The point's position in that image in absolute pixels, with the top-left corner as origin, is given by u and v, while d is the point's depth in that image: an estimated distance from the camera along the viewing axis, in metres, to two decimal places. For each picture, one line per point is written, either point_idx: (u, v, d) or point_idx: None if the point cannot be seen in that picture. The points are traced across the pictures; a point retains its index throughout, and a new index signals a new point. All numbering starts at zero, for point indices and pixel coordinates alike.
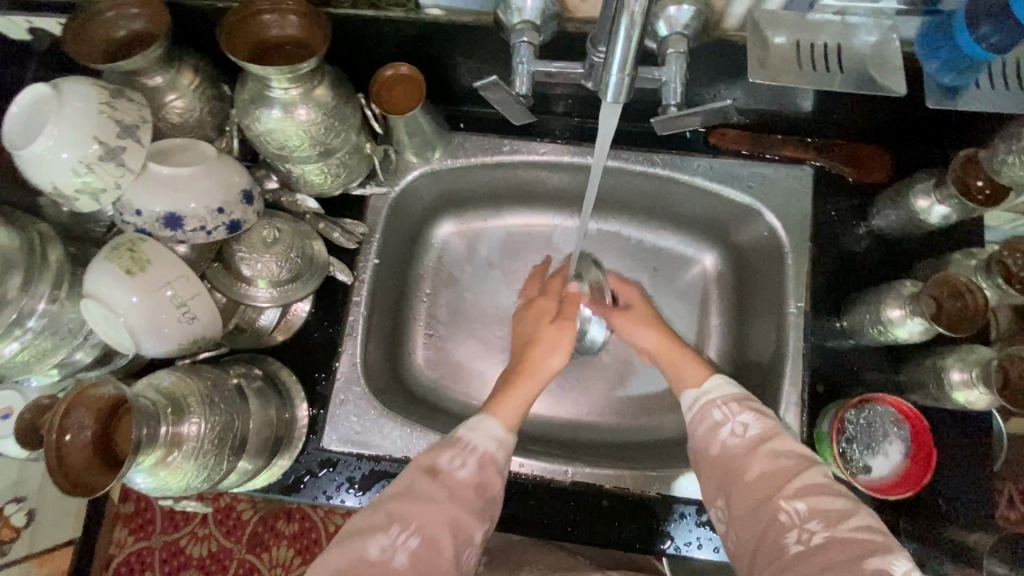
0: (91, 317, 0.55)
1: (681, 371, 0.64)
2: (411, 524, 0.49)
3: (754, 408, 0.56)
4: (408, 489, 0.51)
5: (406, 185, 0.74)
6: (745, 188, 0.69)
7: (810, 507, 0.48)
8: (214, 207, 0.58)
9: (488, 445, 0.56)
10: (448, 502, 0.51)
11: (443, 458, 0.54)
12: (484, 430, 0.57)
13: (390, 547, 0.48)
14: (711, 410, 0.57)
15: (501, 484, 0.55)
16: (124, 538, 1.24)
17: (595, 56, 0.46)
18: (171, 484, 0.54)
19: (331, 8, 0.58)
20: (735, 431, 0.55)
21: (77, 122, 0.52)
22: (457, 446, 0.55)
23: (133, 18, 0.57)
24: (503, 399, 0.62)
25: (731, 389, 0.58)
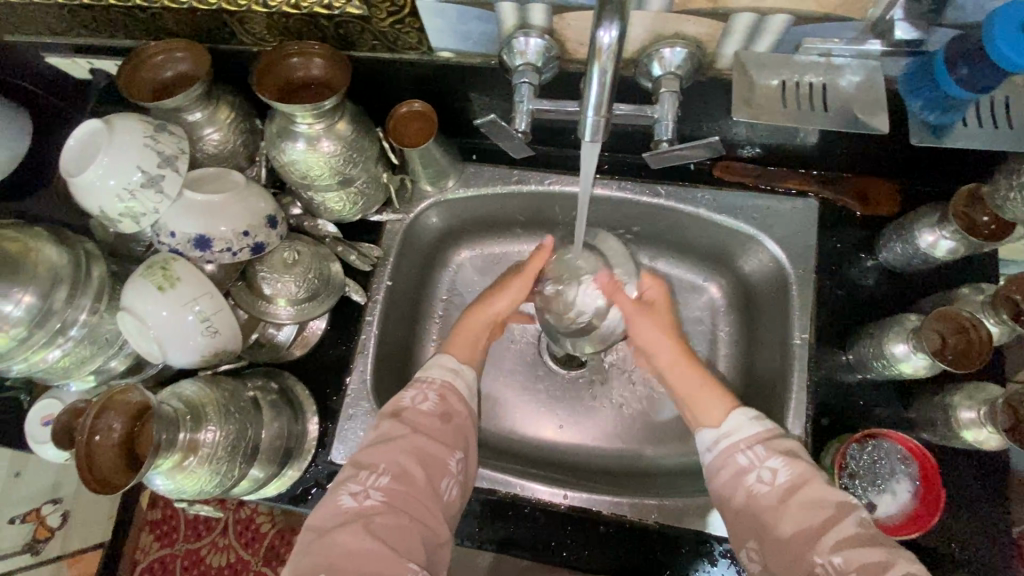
0: (125, 329, 0.60)
1: (701, 405, 0.61)
2: (380, 465, 0.54)
3: (783, 451, 0.53)
4: (378, 435, 0.57)
5: (420, 212, 0.78)
6: (749, 220, 0.69)
7: (848, 560, 0.44)
8: (240, 230, 0.63)
9: (446, 375, 0.64)
10: (412, 433, 0.57)
11: (406, 398, 0.61)
12: (441, 365, 0.65)
13: (363, 490, 0.52)
14: (736, 456, 0.54)
15: (466, 409, 0.62)
16: (149, 544, 1.29)
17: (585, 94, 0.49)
18: (186, 487, 0.58)
19: (353, 52, 0.64)
20: (763, 478, 0.52)
21: (124, 153, 0.58)
22: (418, 386, 0.62)
23: (179, 60, 0.64)
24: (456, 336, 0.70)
25: (754, 431, 0.55)
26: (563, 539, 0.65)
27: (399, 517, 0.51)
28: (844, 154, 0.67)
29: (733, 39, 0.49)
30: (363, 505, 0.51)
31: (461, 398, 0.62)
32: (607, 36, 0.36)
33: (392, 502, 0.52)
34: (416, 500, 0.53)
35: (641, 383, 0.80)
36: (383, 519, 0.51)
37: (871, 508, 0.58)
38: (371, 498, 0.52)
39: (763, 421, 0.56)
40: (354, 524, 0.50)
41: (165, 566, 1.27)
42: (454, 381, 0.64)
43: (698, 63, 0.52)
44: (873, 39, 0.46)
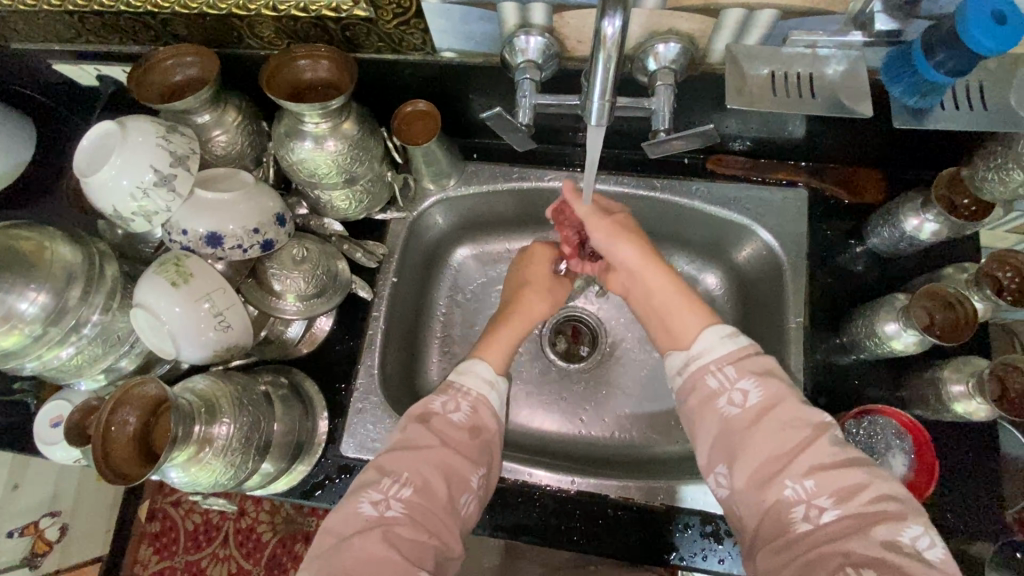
0: (138, 324, 0.61)
1: (675, 322, 0.61)
2: (404, 473, 0.54)
3: (754, 372, 0.53)
4: (405, 439, 0.57)
5: (423, 210, 0.80)
6: (742, 209, 0.72)
7: (820, 483, 0.46)
8: (250, 227, 0.64)
9: (482, 387, 0.62)
10: (441, 446, 0.56)
11: (437, 403, 0.60)
12: (476, 374, 0.63)
13: (384, 498, 0.53)
14: (706, 379, 0.54)
15: (495, 425, 0.61)
16: (148, 557, 1.29)
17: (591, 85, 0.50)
18: (201, 479, 0.59)
19: (358, 53, 0.66)
20: (734, 400, 0.52)
21: (137, 153, 0.59)
22: (453, 393, 0.61)
23: (188, 65, 0.66)
24: (490, 342, 0.68)
25: (726, 349, 0.55)
26: (573, 523, 0.67)
27: (418, 531, 0.52)
28: (830, 145, 0.70)
29: (724, 34, 0.53)
30: (384, 514, 0.52)
31: (493, 411, 0.61)
32: (611, 26, 0.38)
33: (412, 515, 0.52)
34: (435, 514, 0.53)
35: (644, 373, 0.82)
36: (403, 531, 0.51)
37: None
38: (393, 508, 0.52)
39: (735, 338, 0.56)
40: (374, 531, 0.51)
41: None
42: (489, 393, 0.63)
43: (691, 58, 0.55)
44: (854, 30, 0.50)
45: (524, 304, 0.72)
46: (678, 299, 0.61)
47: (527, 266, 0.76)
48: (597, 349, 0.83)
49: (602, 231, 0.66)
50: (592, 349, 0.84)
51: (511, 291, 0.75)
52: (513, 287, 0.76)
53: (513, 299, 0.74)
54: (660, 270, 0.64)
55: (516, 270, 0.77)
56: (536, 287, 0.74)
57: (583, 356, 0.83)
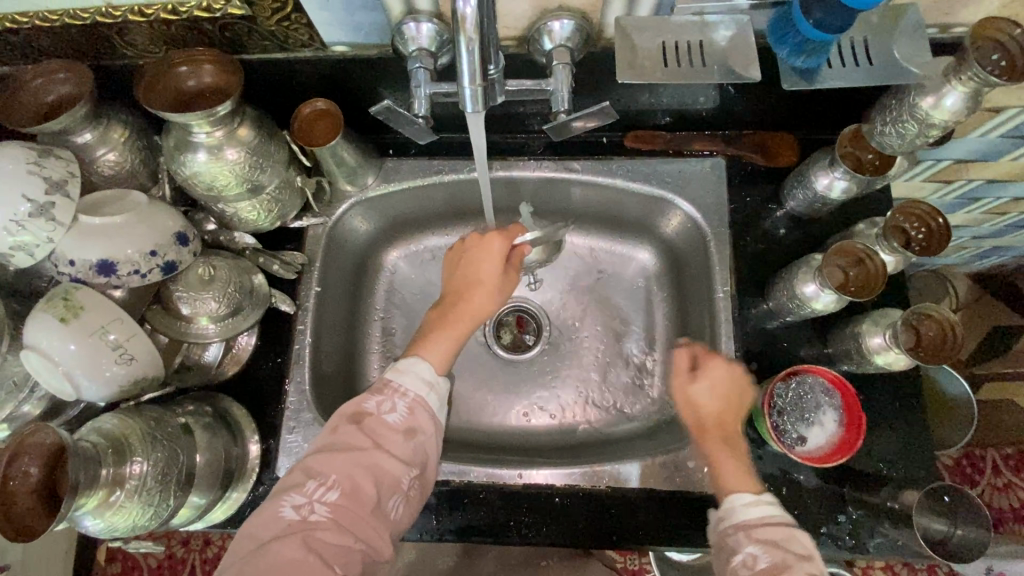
0: (32, 367, 0.57)
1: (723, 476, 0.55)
2: (330, 477, 0.52)
3: (766, 539, 0.49)
4: (336, 440, 0.54)
5: (342, 215, 0.77)
6: (662, 183, 0.72)
7: None
8: (146, 251, 0.60)
9: (420, 388, 0.59)
10: (374, 449, 0.54)
11: (370, 403, 0.56)
12: (416, 373, 0.60)
13: (307, 503, 0.51)
14: (727, 539, 0.51)
15: (433, 428, 0.58)
16: None
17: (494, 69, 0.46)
18: (119, 524, 0.55)
19: (245, 55, 0.62)
20: (745, 564, 0.48)
21: (7, 184, 0.55)
22: (388, 392, 0.58)
23: (61, 82, 0.61)
24: (427, 338, 0.64)
25: (745, 518, 0.51)
26: (520, 518, 0.66)
27: (343, 537, 0.50)
28: (742, 112, 0.70)
29: (614, 6, 0.52)
30: (307, 519, 0.50)
31: (430, 415, 0.58)
32: (467, 6, 0.36)
33: (339, 519, 0.51)
34: (363, 520, 0.51)
35: None
36: (325, 536, 0.50)
37: (799, 442, 0.62)
38: (316, 512, 0.51)
39: (763, 511, 0.51)
40: (293, 537, 0.49)
41: None
42: (427, 394, 0.59)
43: (586, 34, 0.54)
44: None
45: (471, 297, 0.66)
46: (729, 457, 0.57)
47: (480, 261, 0.68)
48: (541, 339, 0.81)
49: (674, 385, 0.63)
50: (536, 336, 0.81)
51: (456, 283, 0.68)
52: (462, 281, 0.68)
53: (455, 294, 0.67)
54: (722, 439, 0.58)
55: (467, 259, 0.68)
56: (487, 273, 0.67)
57: (528, 344, 0.81)
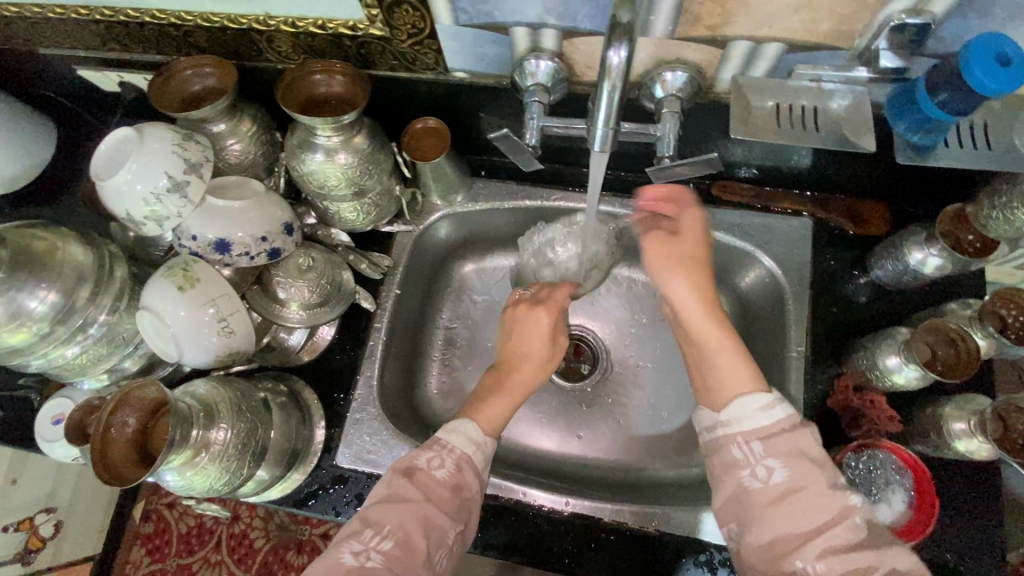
0: (144, 326, 0.62)
1: (714, 374, 0.56)
2: (386, 526, 0.52)
3: (781, 450, 0.49)
4: (390, 491, 0.55)
5: (429, 224, 0.81)
6: (746, 236, 0.73)
7: (833, 566, 0.44)
8: (258, 235, 0.65)
9: (467, 446, 0.59)
10: (425, 501, 0.54)
11: (422, 459, 0.57)
12: (463, 431, 0.60)
13: (364, 550, 0.51)
14: (730, 448, 0.51)
15: (478, 487, 0.58)
16: (140, 558, 1.49)
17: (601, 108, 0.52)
18: (196, 484, 0.59)
19: (372, 70, 0.67)
20: (756, 475, 0.49)
21: (152, 160, 0.61)
22: (438, 449, 0.58)
23: (207, 76, 0.68)
24: (481, 402, 0.63)
25: (759, 422, 0.51)
26: (564, 546, 0.66)
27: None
28: (835, 177, 0.70)
29: (731, 65, 0.54)
30: (364, 567, 0.50)
31: (476, 471, 0.58)
32: (616, 56, 0.39)
33: (392, 569, 0.51)
34: (413, 574, 0.51)
35: (642, 394, 0.83)
36: None
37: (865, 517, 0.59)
38: (373, 560, 0.51)
39: (773, 411, 0.51)
40: None
41: None
42: (474, 452, 0.59)
43: (697, 87, 0.56)
44: (861, 66, 0.50)
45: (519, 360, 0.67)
46: (714, 357, 0.56)
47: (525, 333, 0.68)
48: (597, 369, 0.85)
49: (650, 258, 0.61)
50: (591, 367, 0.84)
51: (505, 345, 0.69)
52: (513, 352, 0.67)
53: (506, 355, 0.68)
54: (699, 298, 0.59)
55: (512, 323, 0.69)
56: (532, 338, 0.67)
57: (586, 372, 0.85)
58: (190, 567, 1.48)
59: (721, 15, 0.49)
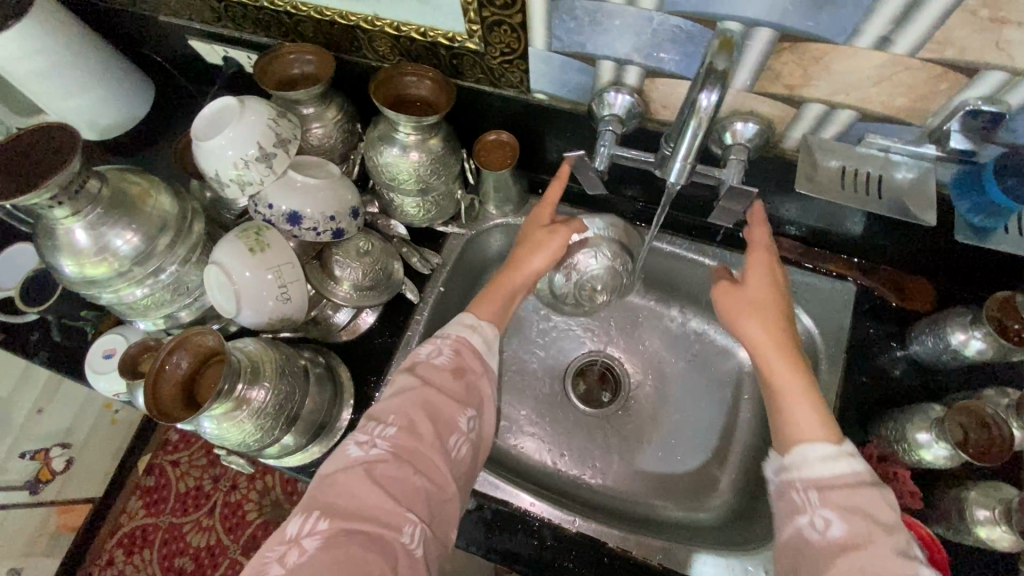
0: (209, 279, 0.66)
1: (787, 415, 0.56)
2: (389, 416, 0.56)
3: (842, 503, 0.48)
4: (392, 386, 0.59)
5: (482, 230, 0.85)
6: (789, 292, 0.75)
7: None
8: (328, 214, 0.70)
9: (463, 331, 0.64)
10: (424, 386, 0.58)
11: (422, 352, 0.61)
12: (461, 321, 0.65)
13: (369, 440, 0.55)
14: (791, 493, 0.52)
15: (480, 367, 0.62)
16: (135, 510, 1.52)
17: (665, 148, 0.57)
18: (230, 434, 0.62)
19: (458, 80, 0.72)
20: (816, 525, 0.49)
21: (248, 130, 0.65)
22: (433, 340, 0.63)
23: (308, 62, 0.74)
24: (483, 296, 0.68)
25: (820, 471, 0.51)
26: (565, 563, 0.66)
27: (402, 470, 0.53)
28: (885, 247, 0.72)
29: (802, 124, 0.57)
30: (369, 453, 0.54)
31: (475, 354, 0.62)
32: (708, 99, 0.44)
33: (398, 453, 0.54)
34: (421, 452, 0.54)
35: (660, 431, 0.84)
36: (387, 468, 0.52)
37: None
38: (377, 447, 0.54)
39: (838, 463, 0.51)
40: (358, 469, 0.52)
41: (144, 534, 1.50)
42: (471, 336, 0.64)
43: (767, 139, 0.59)
44: (929, 143, 0.54)
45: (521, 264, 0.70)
46: (786, 401, 0.57)
47: (533, 249, 0.70)
48: (617, 398, 0.86)
49: (728, 301, 0.65)
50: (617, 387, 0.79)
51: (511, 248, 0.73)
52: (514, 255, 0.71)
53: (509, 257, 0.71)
54: (775, 338, 0.60)
55: (525, 235, 0.72)
56: (539, 255, 0.70)
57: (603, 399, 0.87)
58: (181, 527, 1.50)
59: (802, 76, 0.52)
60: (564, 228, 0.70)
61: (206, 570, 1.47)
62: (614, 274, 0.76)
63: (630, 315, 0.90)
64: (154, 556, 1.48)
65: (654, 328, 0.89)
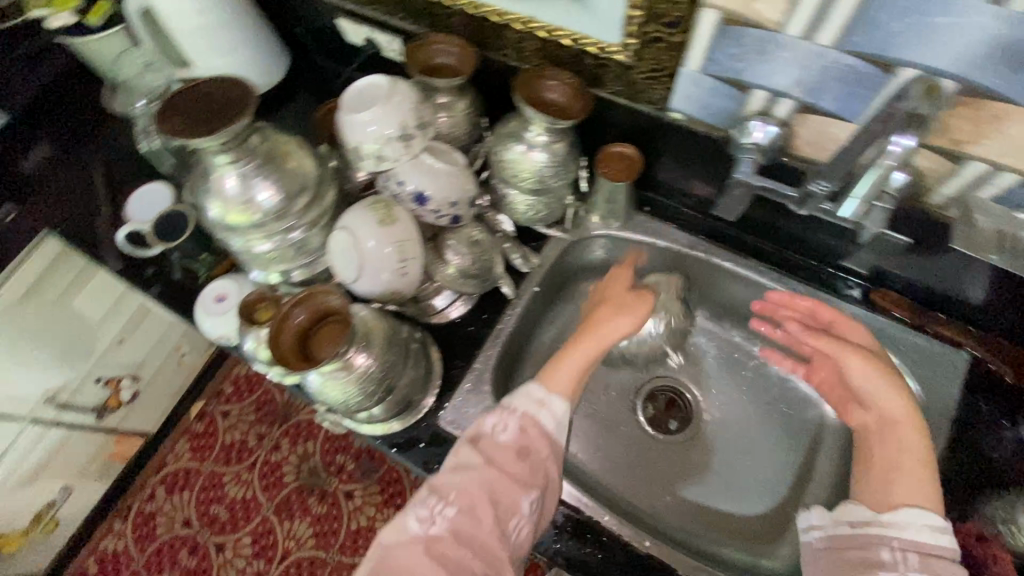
0: (336, 243, 0.69)
1: (895, 473, 0.59)
2: (451, 494, 0.57)
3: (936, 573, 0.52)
4: (457, 461, 0.60)
5: (586, 238, 0.86)
6: (900, 353, 0.74)
7: None
8: (450, 200, 0.73)
9: (529, 408, 0.63)
10: (486, 468, 0.58)
11: (487, 425, 0.62)
12: (530, 395, 0.64)
13: (429, 516, 0.56)
14: (881, 549, 0.55)
15: (546, 448, 0.61)
16: (182, 452, 1.61)
17: (816, 186, 0.60)
18: (331, 390, 0.66)
19: (594, 89, 0.73)
20: None
21: (394, 110, 0.69)
22: (503, 414, 0.63)
23: (450, 53, 0.76)
24: (554, 367, 0.68)
25: (923, 537, 0.54)
26: None
27: (463, 553, 0.54)
28: (1011, 321, 0.69)
29: (960, 180, 0.57)
30: (428, 531, 0.55)
31: (541, 433, 0.62)
32: (899, 146, 0.49)
33: (457, 533, 0.55)
34: (479, 537, 0.55)
35: (730, 467, 0.84)
36: (446, 548, 0.54)
37: None
38: (437, 525, 0.55)
39: (941, 536, 0.54)
40: (416, 545, 0.54)
41: (187, 475, 1.58)
42: (538, 412, 0.63)
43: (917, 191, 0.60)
44: None
45: (604, 324, 0.72)
46: (900, 466, 0.60)
47: (613, 318, 0.73)
48: (685, 430, 0.87)
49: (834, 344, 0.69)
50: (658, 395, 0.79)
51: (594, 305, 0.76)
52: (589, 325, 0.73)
53: (592, 317, 0.74)
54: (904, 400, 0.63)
55: (609, 297, 0.77)
56: (623, 318, 0.73)
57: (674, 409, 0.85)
58: (222, 476, 1.57)
59: (972, 132, 0.52)
60: (636, 309, 0.74)
61: (239, 521, 1.52)
62: (670, 333, 0.84)
63: (716, 347, 0.91)
64: (193, 499, 1.56)
65: (738, 364, 0.89)
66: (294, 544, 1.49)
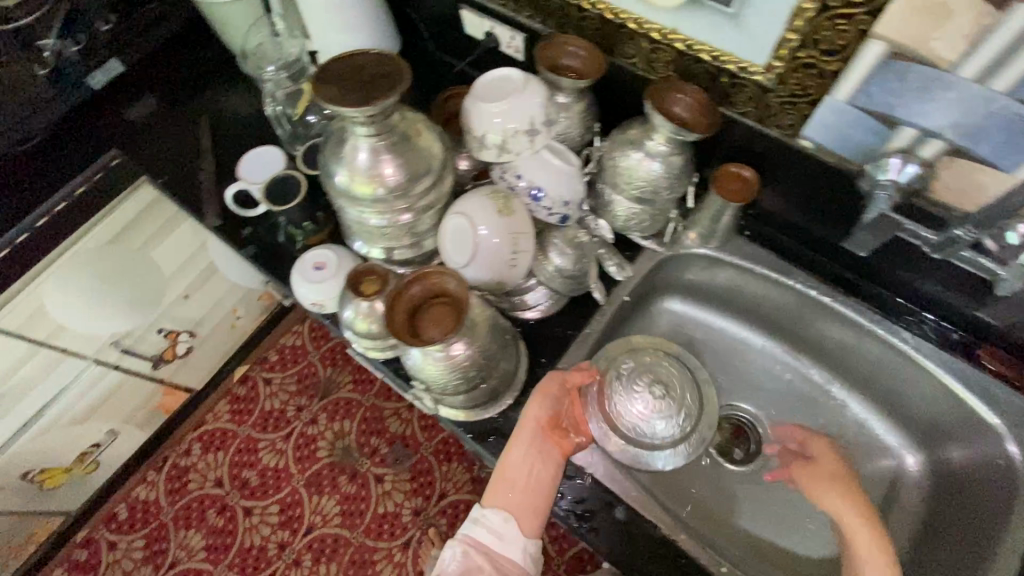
0: (451, 227, 0.70)
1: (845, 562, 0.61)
2: None
3: None
4: None
5: (686, 253, 0.85)
6: (1003, 416, 0.72)
7: None
8: (564, 199, 0.73)
9: (470, 532, 0.63)
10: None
11: (444, 559, 0.63)
12: (480, 520, 0.64)
13: None
14: None
15: (497, 555, 0.62)
16: (221, 412, 1.63)
17: (963, 231, 0.61)
18: (427, 365, 0.67)
19: (722, 107, 0.73)
20: None
21: (525, 104, 0.69)
22: (453, 539, 0.64)
23: (578, 55, 0.76)
24: (494, 485, 0.66)
25: None
26: None
27: None
28: None
29: None
30: None
31: (483, 555, 0.61)
32: None
33: None
34: None
35: (801, 504, 0.82)
36: None
37: None
38: None
39: None
40: None
41: (223, 436, 1.60)
42: (478, 533, 0.63)
43: None
44: None
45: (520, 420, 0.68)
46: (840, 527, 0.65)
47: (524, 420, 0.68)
48: (751, 459, 0.86)
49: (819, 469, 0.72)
50: (631, 372, 0.78)
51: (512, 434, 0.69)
52: (503, 473, 0.66)
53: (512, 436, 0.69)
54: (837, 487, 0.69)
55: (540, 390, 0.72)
56: (534, 403, 0.69)
57: (677, 396, 0.78)
58: (257, 442, 1.59)
59: None
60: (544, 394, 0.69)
61: (269, 489, 1.53)
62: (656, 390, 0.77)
63: (796, 382, 0.90)
64: (226, 461, 1.57)
65: (817, 402, 0.88)
66: (320, 519, 1.50)
